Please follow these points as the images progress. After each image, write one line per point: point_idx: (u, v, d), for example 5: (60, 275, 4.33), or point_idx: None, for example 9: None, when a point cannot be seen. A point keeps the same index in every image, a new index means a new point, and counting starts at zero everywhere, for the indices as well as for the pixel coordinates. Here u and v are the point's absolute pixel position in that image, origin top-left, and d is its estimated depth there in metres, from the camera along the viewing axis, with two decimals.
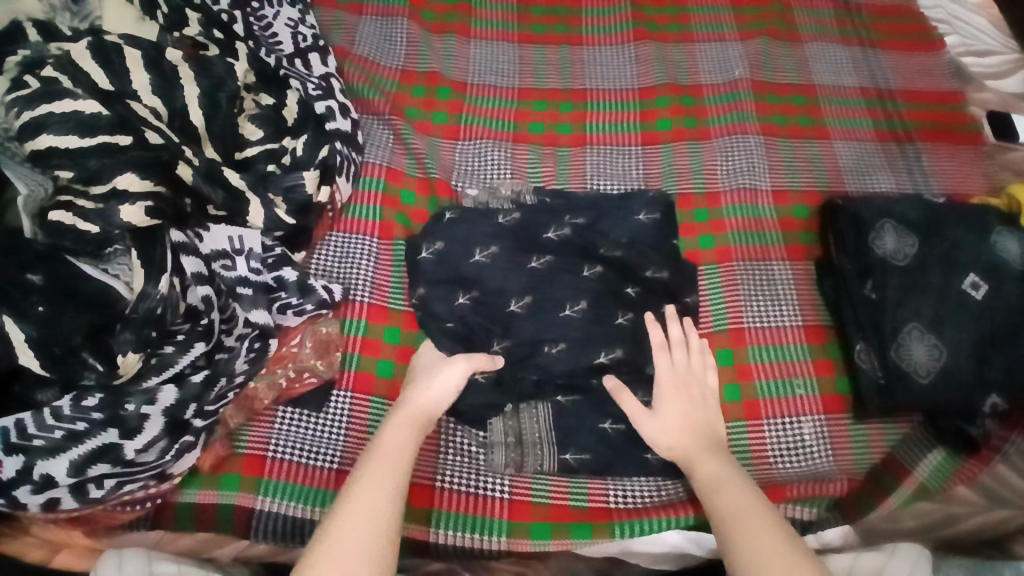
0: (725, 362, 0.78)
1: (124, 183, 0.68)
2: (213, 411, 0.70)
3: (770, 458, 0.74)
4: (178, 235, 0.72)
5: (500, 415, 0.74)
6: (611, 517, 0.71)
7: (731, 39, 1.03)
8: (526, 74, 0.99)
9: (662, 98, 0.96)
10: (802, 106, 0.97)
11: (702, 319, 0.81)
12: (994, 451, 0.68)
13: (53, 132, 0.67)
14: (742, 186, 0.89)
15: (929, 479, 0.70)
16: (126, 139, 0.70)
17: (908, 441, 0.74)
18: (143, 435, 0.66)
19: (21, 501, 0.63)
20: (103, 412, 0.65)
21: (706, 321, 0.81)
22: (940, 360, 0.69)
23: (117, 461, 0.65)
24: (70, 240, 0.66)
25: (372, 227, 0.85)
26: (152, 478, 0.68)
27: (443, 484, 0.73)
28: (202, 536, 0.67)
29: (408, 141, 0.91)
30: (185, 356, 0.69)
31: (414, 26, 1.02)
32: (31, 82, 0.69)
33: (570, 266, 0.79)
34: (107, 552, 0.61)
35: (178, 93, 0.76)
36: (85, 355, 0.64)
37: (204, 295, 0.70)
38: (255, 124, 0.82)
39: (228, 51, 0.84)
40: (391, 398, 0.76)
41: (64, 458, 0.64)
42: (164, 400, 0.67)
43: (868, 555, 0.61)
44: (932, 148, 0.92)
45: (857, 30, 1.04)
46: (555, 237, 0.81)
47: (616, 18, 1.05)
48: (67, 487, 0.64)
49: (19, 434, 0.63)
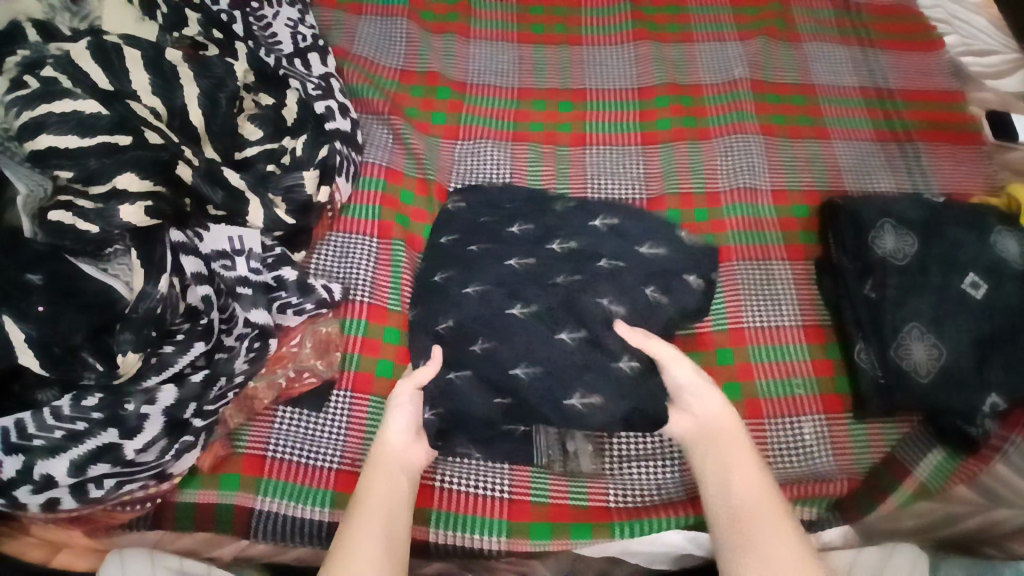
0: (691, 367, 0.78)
1: (124, 183, 0.68)
2: (213, 411, 0.69)
3: (770, 458, 0.74)
4: (178, 235, 0.73)
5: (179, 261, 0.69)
6: (611, 517, 0.71)
7: (731, 39, 1.03)
8: (526, 74, 0.99)
9: (662, 97, 0.96)
10: (802, 105, 0.97)
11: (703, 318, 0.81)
12: (994, 451, 0.67)
13: (53, 131, 0.68)
14: (742, 186, 0.89)
15: (928, 479, 0.69)
16: (126, 139, 0.69)
17: (909, 441, 0.73)
18: (143, 435, 0.66)
19: (21, 501, 0.63)
20: (103, 412, 0.65)
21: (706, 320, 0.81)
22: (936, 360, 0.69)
23: (117, 461, 0.65)
24: (70, 240, 0.66)
25: (372, 227, 0.85)
26: (152, 478, 0.68)
27: (442, 484, 0.73)
28: (203, 536, 0.68)
29: (408, 140, 0.91)
30: (185, 356, 0.69)
31: (413, 26, 1.03)
32: (31, 82, 0.70)
33: (526, 266, 0.79)
34: (110, 553, 0.62)
35: (178, 92, 0.76)
36: (85, 355, 0.64)
37: (204, 295, 0.71)
38: (255, 124, 0.82)
39: (227, 50, 0.84)
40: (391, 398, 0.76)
41: (64, 458, 0.63)
42: (164, 400, 0.67)
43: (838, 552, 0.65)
44: (932, 148, 0.92)
45: (857, 30, 1.04)
46: (517, 231, 0.82)
47: (616, 18, 1.05)
48: (67, 488, 0.64)
49: (20, 434, 0.63)
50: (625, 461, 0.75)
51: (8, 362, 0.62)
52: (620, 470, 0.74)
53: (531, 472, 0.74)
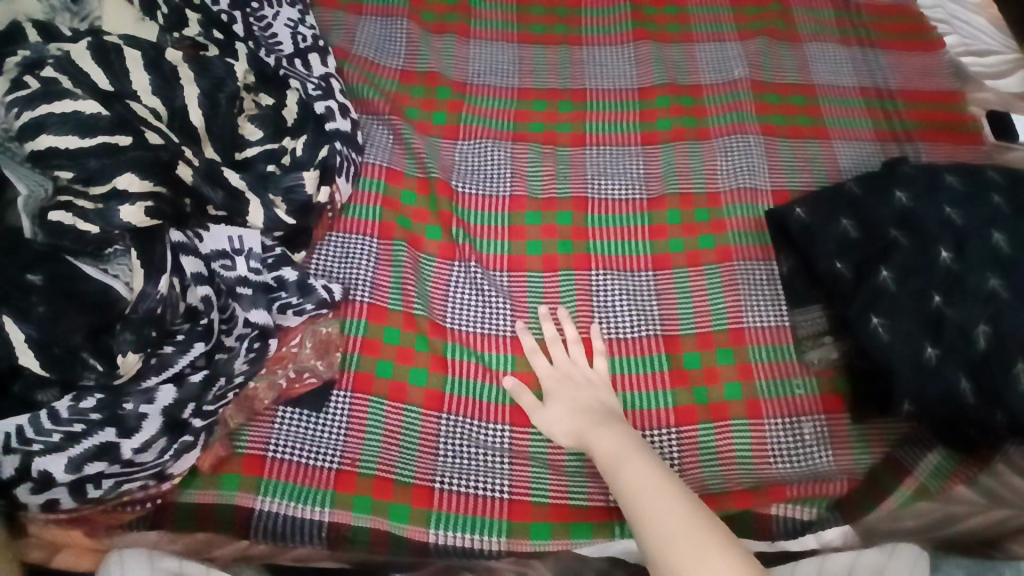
0: (691, 365, 0.79)
1: (123, 184, 0.68)
2: (212, 411, 0.69)
3: (769, 458, 0.74)
4: (178, 235, 0.72)
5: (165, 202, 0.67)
6: (611, 517, 0.72)
7: (731, 39, 1.03)
8: (526, 74, 0.99)
9: (662, 98, 0.97)
10: (802, 106, 0.97)
11: (702, 319, 0.81)
12: (994, 451, 0.66)
13: (53, 132, 0.67)
14: (742, 186, 0.89)
15: (928, 480, 0.68)
16: (126, 140, 0.69)
17: (908, 441, 0.72)
18: (142, 434, 0.66)
19: (21, 500, 0.63)
20: (101, 413, 0.65)
21: (705, 321, 0.81)
22: (906, 339, 0.68)
23: (115, 461, 0.65)
24: (71, 240, 0.66)
25: (372, 227, 0.85)
26: (151, 478, 0.67)
27: (442, 485, 0.72)
28: (203, 536, 0.68)
29: (408, 141, 0.91)
30: (185, 356, 0.69)
31: (414, 26, 1.03)
32: (32, 82, 0.70)
33: None
34: (110, 552, 0.63)
35: (177, 93, 0.76)
36: (85, 356, 0.64)
37: (204, 295, 0.71)
38: (255, 124, 0.82)
39: (227, 50, 0.84)
40: (391, 399, 0.76)
41: (62, 456, 0.63)
42: (163, 399, 0.67)
43: (835, 555, 0.65)
44: (932, 147, 0.91)
45: (857, 30, 1.04)
46: None
47: (616, 18, 1.05)
48: (65, 487, 0.64)
49: (19, 437, 0.63)
50: None
51: (6, 362, 0.62)
52: None
53: (530, 472, 0.74)
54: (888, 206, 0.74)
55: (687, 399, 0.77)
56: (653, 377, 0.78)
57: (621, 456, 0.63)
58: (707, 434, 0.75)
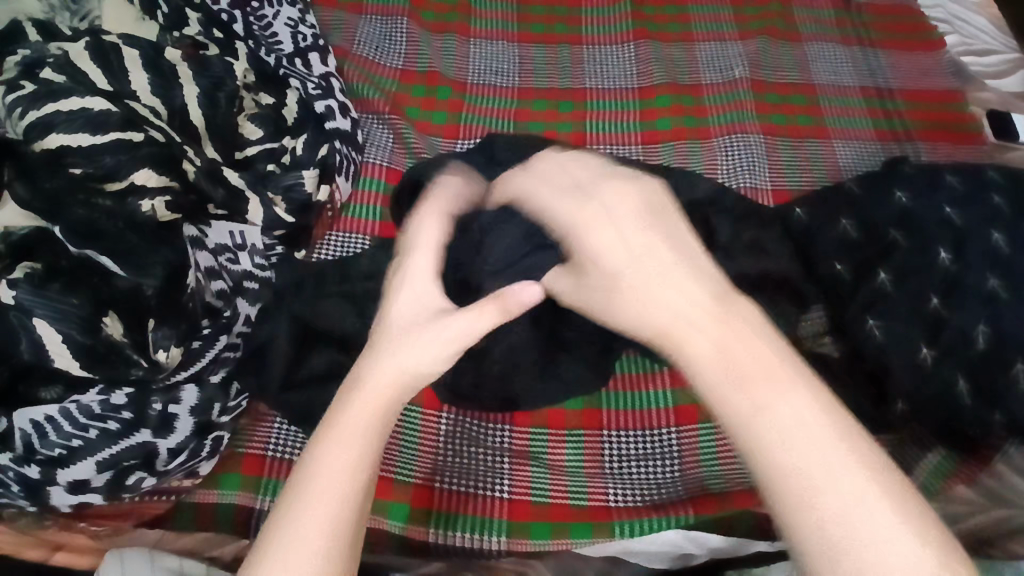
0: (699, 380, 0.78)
1: (141, 179, 0.69)
2: (235, 406, 0.72)
3: None
4: (191, 229, 0.73)
5: (154, 201, 0.69)
6: (611, 517, 0.71)
7: (731, 39, 1.03)
8: (526, 74, 0.99)
9: (662, 97, 0.96)
10: (802, 105, 0.97)
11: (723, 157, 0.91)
12: (994, 451, 0.66)
13: (64, 130, 0.67)
14: (743, 185, 0.88)
15: (926, 480, 0.68)
16: (138, 136, 0.70)
17: (906, 442, 0.71)
18: (176, 434, 0.68)
19: (54, 504, 0.66)
20: (132, 412, 0.67)
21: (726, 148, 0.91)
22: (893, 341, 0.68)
23: (151, 461, 0.67)
24: (83, 228, 0.65)
25: (371, 227, 0.85)
26: (181, 474, 0.69)
27: (443, 485, 0.73)
28: (201, 536, 0.68)
29: (408, 140, 0.90)
30: (212, 348, 0.71)
31: (414, 26, 1.03)
32: (29, 83, 0.69)
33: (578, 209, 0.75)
34: (108, 553, 0.63)
35: (177, 92, 0.77)
36: (128, 353, 0.65)
37: (219, 292, 0.73)
38: (255, 123, 0.83)
39: (227, 50, 0.85)
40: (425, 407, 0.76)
41: (91, 461, 0.65)
42: (188, 399, 0.69)
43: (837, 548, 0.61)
44: (932, 147, 0.90)
45: (857, 30, 1.04)
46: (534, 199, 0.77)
47: (616, 18, 1.05)
48: (100, 491, 0.66)
49: (57, 433, 0.64)
50: (625, 462, 0.75)
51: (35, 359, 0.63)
52: (620, 470, 0.74)
53: (530, 472, 0.74)
54: (887, 206, 0.74)
55: (687, 399, 0.78)
56: (653, 378, 0.79)
57: (751, 419, 0.40)
58: (706, 434, 0.76)
